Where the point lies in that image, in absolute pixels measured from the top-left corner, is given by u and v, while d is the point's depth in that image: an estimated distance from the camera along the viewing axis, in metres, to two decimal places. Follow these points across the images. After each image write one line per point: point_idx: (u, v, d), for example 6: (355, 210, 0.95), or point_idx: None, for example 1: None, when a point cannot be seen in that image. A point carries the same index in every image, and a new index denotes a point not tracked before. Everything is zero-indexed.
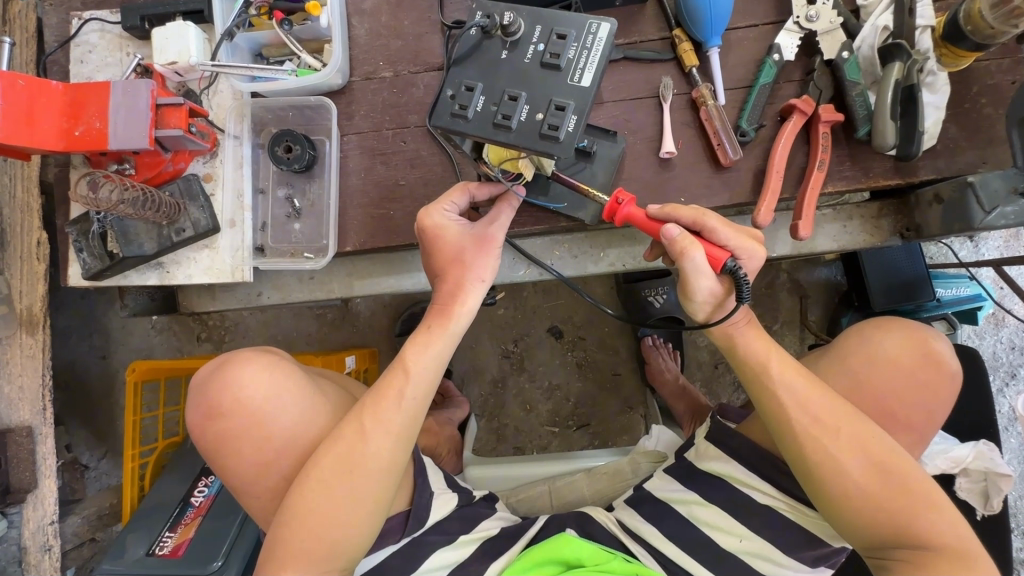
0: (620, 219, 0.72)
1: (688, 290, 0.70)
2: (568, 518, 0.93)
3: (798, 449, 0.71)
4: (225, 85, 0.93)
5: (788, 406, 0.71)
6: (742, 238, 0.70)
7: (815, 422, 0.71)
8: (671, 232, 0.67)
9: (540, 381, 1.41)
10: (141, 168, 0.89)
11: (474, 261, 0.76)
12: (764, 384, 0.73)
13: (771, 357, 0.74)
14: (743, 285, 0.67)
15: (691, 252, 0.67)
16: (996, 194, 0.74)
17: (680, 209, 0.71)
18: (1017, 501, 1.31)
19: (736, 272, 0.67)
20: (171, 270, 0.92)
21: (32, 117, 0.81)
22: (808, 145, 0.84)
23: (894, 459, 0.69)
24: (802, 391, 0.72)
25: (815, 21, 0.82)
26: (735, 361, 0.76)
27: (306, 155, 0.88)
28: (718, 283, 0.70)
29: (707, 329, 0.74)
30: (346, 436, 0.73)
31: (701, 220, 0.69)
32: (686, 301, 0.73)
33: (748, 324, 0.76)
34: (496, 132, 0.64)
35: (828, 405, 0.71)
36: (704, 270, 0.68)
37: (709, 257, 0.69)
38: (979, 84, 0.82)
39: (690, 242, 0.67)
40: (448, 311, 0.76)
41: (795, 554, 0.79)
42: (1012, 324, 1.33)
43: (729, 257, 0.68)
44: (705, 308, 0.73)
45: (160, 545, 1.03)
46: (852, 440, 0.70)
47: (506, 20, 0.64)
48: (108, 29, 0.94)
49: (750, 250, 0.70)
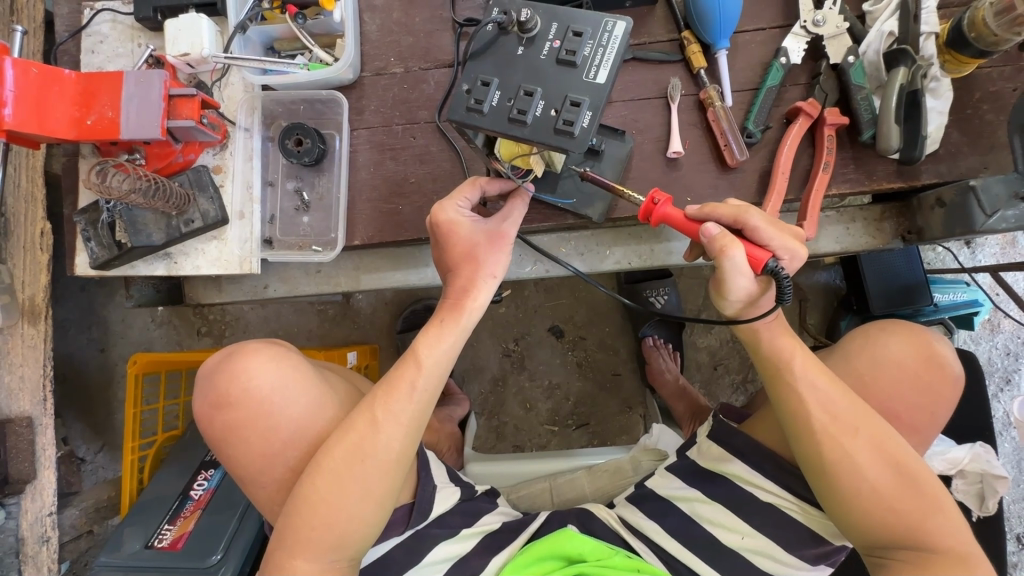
0: (655, 219, 0.72)
1: (725, 288, 0.69)
2: (569, 515, 0.94)
3: (816, 447, 0.72)
4: (237, 78, 0.93)
5: (809, 403, 0.72)
6: (785, 237, 0.68)
7: (834, 420, 0.72)
8: (710, 230, 0.67)
9: (541, 379, 1.42)
10: (151, 159, 0.89)
11: (487, 257, 0.76)
12: (786, 381, 0.73)
13: (795, 353, 0.74)
14: (786, 285, 0.65)
15: (730, 251, 0.65)
16: (998, 198, 0.75)
17: (717, 207, 0.70)
18: (1010, 505, 1.32)
19: (776, 272, 0.65)
20: (178, 260, 0.92)
21: (44, 106, 0.81)
22: (812, 147, 0.85)
23: (909, 460, 0.71)
24: (824, 391, 0.72)
25: (821, 26, 0.83)
26: (757, 356, 0.77)
27: (316, 149, 0.89)
28: (755, 283, 0.68)
29: (735, 325, 0.74)
30: (357, 429, 0.73)
31: (742, 218, 0.68)
32: (719, 299, 0.71)
33: (778, 322, 0.76)
34: (511, 127, 0.65)
35: (848, 404, 0.72)
36: (745, 270, 0.66)
37: (749, 257, 0.67)
38: (981, 90, 0.83)
39: (729, 241, 0.66)
40: (460, 306, 0.77)
41: (797, 551, 0.80)
42: (1008, 330, 1.35)
43: (771, 257, 0.66)
44: (737, 304, 0.72)
45: (158, 538, 1.03)
46: (870, 440, 0.71)
47: (523, 16, 0.65)
48: (119, 20, 0.95)
49: (792, 250, 0.68)
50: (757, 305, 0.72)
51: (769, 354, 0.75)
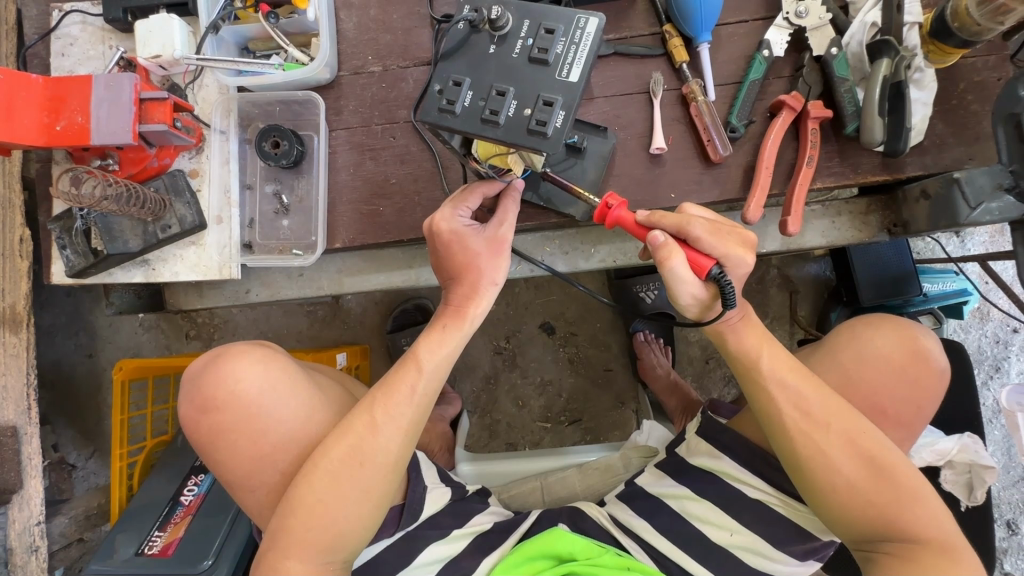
0: (610, 224, 0.70)
1: (673, 295, 0.69)
2: (561, 513, 0.93)
3: (787, 444, 0.72)
4: (211, 79, 0.92)
5: (778, 402, 0.72)
6: (727, 245, 0.67)
7: (807, 417, 0.71)
8: (655, 239, 0.66)
9: (532, 376, 1.41)
10: (125, 164, 0.88)
11: (487, 265, 0.76)
12: (756, 379, 0.73)
13: (762, 352, 0.73)
14: (729, 293, 0.66)
15: (670, 260, 0.65)
16: (982, 190, 0.74)
17: (662, 217, 0.69)
18: (1000, 492, 1.33)
19: (720, 280, 0.66)
20: (157, 267, 0.91)
21: (10, 111, 0.79)
22: (797, 141, 0.84)
23: (884, 453, 0.70)
24: (794, 389, 0.72)
25: (804, 17, 0.82)
26: (726, 353, 0.76)
27: (294, 151, 0.87)
28: (702, 288, 0.68)
29: (701, 328, 0.73)
30: (354, 430, 0.73)
31: (684, 229, 0.67)
32: (673, 304, 0.71)
33: (745, 320, 0.75)
34: (484, 128, 0.64)
35: (821, 400, 0.71)
36: (686, 278, 0.66)
37: (693, 264, 0.67)
38: (965, 80, 0.83)
39: (671, 249, 0.66)
40: (463, 313, 0.76)
41: (786, 547, 0.80)
42: (997, 318, 1.36)
43: (715, 265, 0.66)
44: (692, 309, 0.71)
45: (149, 544, 1.01)
46: (844, 435, 0.70)
47: (494, 14, 0.63)
48: (89, 22, 0.93)
49: (735, 257, 0.67)
50: (712, 308, 0.71)
51: (736, 351, 0.75)
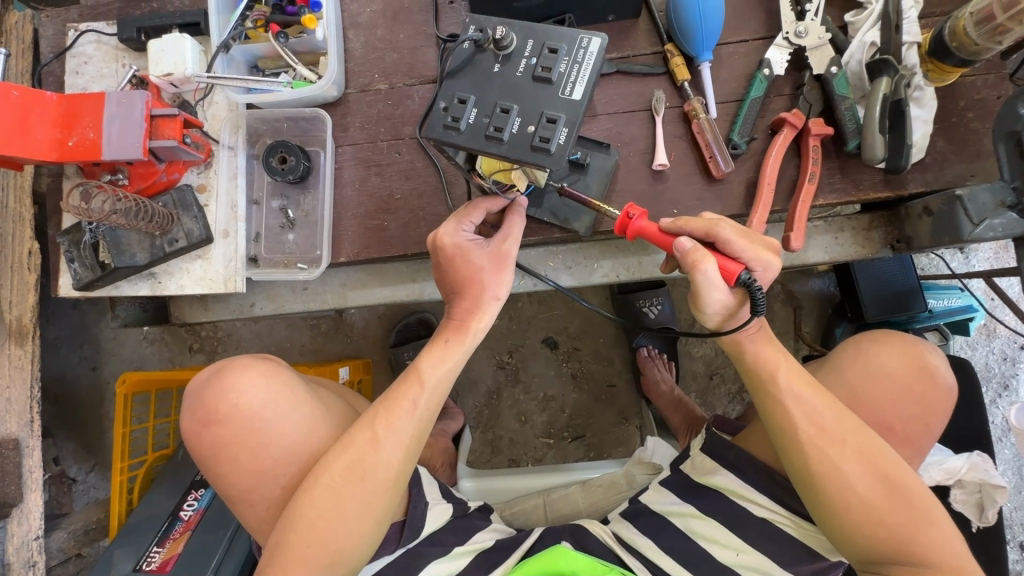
0: (632, 233, 0.72)
1: (699, 302, 0.69)
2: (564, 531, 0.92)
3: (799, 458, 0.71)
4: (220, 96, 0.93)
5: (791, 416, 0.71)
6: (756, 249, 0.68)
7: (816, 433, 0.70)
8: (683, 244, 0.66)
9: (535, 392, 1.40)
10: (135, 179, 0.89)
11: (490, 279, 0.76)
12: (772, 392, 0.72)
13: (779, 363, 0.73)
14: (759, 297, 0.65)
15: (703, 264, 0.65)
16: (985, 207, 0.75)
17: (687, 222, 0.70)
18: (1012, 513, 1.31)
19: (749, 284, 0.65)
20: (162, 280, 0.92)
21: (24, 127, 0.80)
22: (798, 157, 0.85)
23: (892, 471, 0.69)
24: (807, 402, 0.71)
25: (803, 37, 0.83)
26: (742, 366, 0.75)
27: (300, 166, 0.88)
28: (730, 295, 0.68)
29: (719, 337, 0.73)
30: (356, 445, 0.72)
31: (713, 231, 0.68)
32: (697, 312, 0.71)
33: (761, 332, 0.74)
34: (488, 144, 0.65)
35: (829, 415, 0.71)
36: (716, 284, 0.66)
37: (722, 270, 0.67)
38: (965, 98, 0.83)
39: (701, 254, 0.65)
40: (465, 327, 0.77)
41: (793, 568, 0.78)
42: (1004, 335, 1.35)
43: (743, 270, 0.66)
44: (715, 317, 0.71)
45: (147, 560, 1.01)
46: (852, 451, 0.70)
47: (498, 34, 0.65)
48: (103, 41, 0.95)
49: (762, 261, 0.68)
50: (736, 316, 0.71)
51: (754, 364, 0.74)
